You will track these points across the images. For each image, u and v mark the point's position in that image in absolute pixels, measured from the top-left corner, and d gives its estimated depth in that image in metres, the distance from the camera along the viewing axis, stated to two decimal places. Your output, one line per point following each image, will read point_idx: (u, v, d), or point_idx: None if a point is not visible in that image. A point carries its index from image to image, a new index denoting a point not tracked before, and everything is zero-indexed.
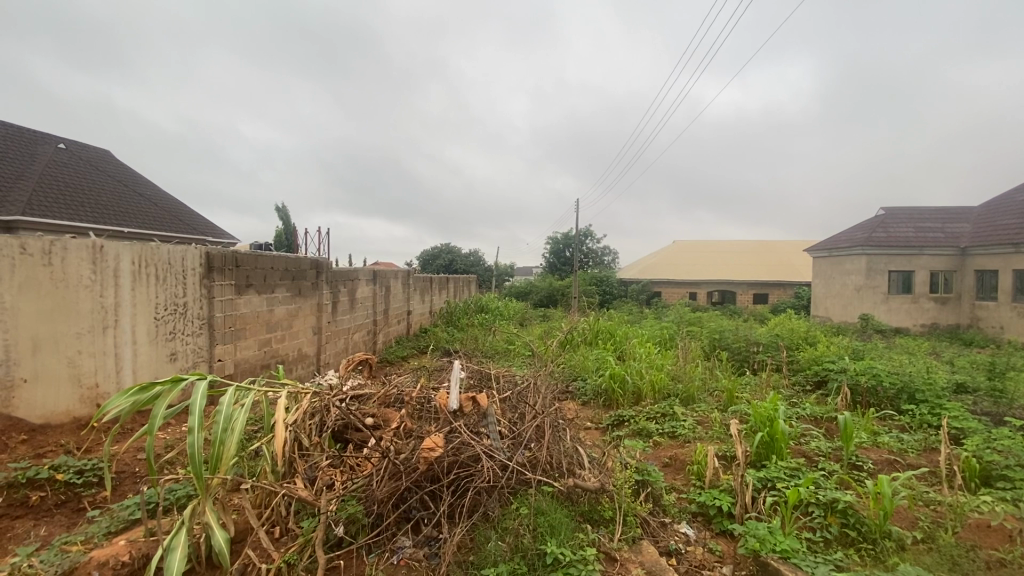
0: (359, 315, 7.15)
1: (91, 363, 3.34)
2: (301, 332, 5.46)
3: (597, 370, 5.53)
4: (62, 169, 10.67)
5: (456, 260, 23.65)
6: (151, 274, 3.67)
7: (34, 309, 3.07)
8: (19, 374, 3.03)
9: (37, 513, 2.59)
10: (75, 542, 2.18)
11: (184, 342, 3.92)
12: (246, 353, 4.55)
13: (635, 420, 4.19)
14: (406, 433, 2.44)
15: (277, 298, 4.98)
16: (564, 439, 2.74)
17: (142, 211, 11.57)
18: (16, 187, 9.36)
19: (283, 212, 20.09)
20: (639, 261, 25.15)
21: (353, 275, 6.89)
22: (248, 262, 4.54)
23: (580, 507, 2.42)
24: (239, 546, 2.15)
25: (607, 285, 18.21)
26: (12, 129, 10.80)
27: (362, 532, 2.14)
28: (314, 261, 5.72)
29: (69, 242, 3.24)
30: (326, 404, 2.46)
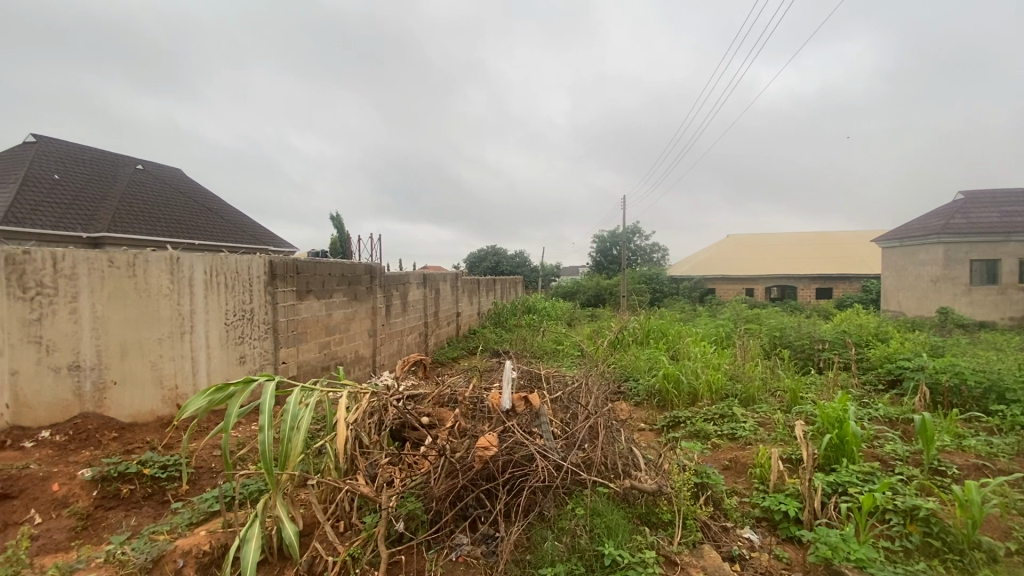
0: (411, 318, 7.34)
1: (171, 366, 3.62)
2: (357, 335, 5.67)
3: (649, 370, 5.42)
4: (140, 188, 11.60)
5: (502, 261, 23.81)
6: (221, 283, 3.92)
7: (121, 316, 3.37)
8: (110, 377, 3.33)
9: (128, 505, 2.83)
10: (161, 531, 2.37)
11: (251, 345, 4.16)
12: (308, 356, 4.77)
13: (691, 421, 4.07)
14: (460, 432, 2.48)
15: (335, 303, 5.19)
16: (619, 440, 2.70)
17: (210, 223, 12.40)
18: (104, 206, 10.29)
19: (336, 220, 20.89)
20: (691, 257, 24.41)
21: (404, 279, 7.08)
22: (308, 269, 4.76)
23: (637, 509, 2.38)
24: (308, 539, 2.26)
25: (657, 283, 17.80)
26: (98, 153, 11.85)
27: (421, 528, 2.20)
28: (368, 266, 5.92)
29: (150, 255, 3.53)
30: (383, 403, 2.54)
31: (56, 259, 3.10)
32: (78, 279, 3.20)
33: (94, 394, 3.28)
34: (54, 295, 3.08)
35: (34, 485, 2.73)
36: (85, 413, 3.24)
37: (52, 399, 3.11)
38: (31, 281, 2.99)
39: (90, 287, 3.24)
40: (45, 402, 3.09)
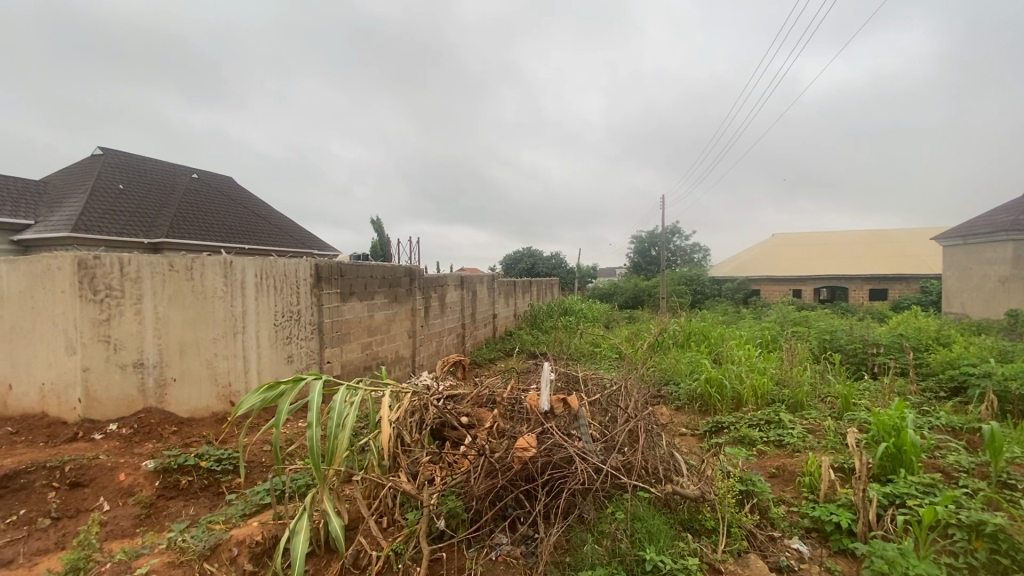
0: (449, 319, 7.44)
1: (225, 364, 3.82)
2: (397, 336, 5.80)
3: (691, 374, 5.30)
4: (195, 196, 12.25)
5: (538, 263, 23.80)
6: (270, 285, 4.08)
7: (179, 318, 3.63)
8: (170, 374, 3.62)
9: (186, 495, 3.00)
10: (218, 521, 2.50)
11: (298, 345, 4.33)
12: (352, 356, 4.92)
13: (736, 427, 3.95)
14: (499, 433, 2.49)
15: (376, 304, 5.33)
16: (660, 444, 2.65)
17: (259, 228, 12.96)
18: (164, 214, 10.95)
19: (376, 224, 21.42)
20: (733, 258, 23.69)
21: (442, 281, 7.19)
22: (351, 271, 4.90)
23: (679, 515, 2.34)
24: (353, 533, 2.34)
25: (698, 285, 17.36)
26: (157, 164, 12.59)
27: (462, 527, 2.23)
28: (408, 269, 6.05)
29: (206, 259, 3.74)
30: (424, 402, 2.59)
31: (122, 264, 3.44)
32: (142, 284, 3.50)
33: (156, 390, 3.57)
34: (119, 298, 3.43)
35: (103, 475, 3.01)
36: (148, 407, 3.54)
37: (121, 394, 3.47)
38: (99, 286, 3.36)
39: (153, 290, 3.53)
40: (114, 396, 3.45)
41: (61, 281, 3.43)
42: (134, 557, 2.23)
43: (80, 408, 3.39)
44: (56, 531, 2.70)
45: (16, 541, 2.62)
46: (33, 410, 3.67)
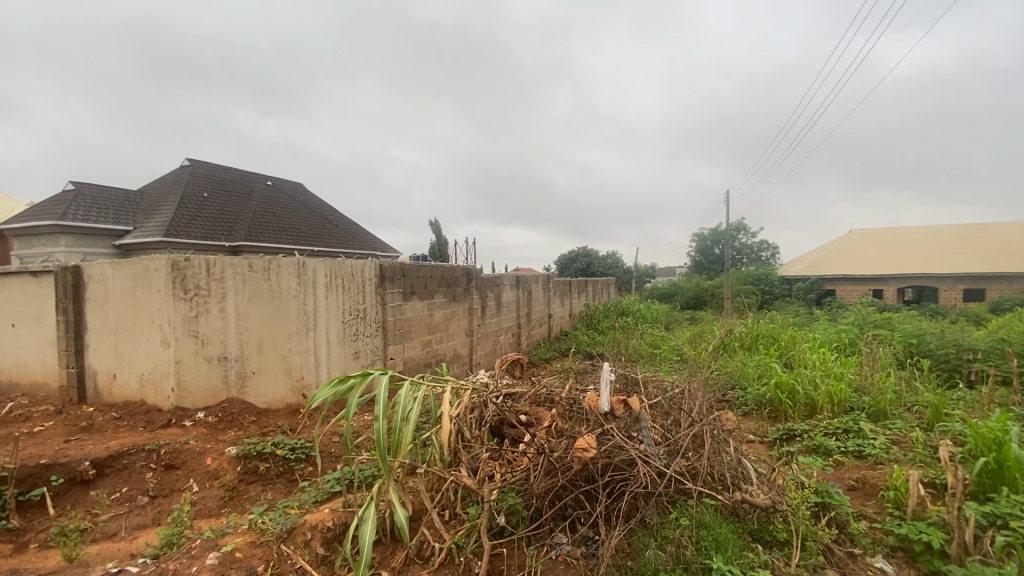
0: (505, 319, 7.52)
1: (299, 359, 4.09)
2: (456, 335, 5.92)
3: (759, 378, 5.04)
4: (270, 201, 13.08)
5: (594, 262, 23.51)
6: (339, 284, 4.27)
7: (258, 315, 3.94)
8: (250, 367, 3.94)
9: (264, 480, 3.21)
10: (293, 506, 2.66)
11: (365, 342, 4.49)
12: (413, 353, 5.06)
13: (809, 435, 3.72)
14: (558, 432, 2.49)
15: (436, 303, 5.46)
16: (726, 450, 2.55)
17: (326, 231, 13.65)
18: (243, 219, 11.78)
19: (435, 226, 21.94)
20: (804, 255, 22.33)
21: (499, 281, 7.27)
22: (412, 271, 5.02)
23: (748, 525, 2.25)
24: (416, 524, 2.41)
25: (766, 284, 16.50)
26: (236, 172, 13.54)
27: (522, 524, 2.25)
28: (465, 268, 6.15)
29: (282, 260, 4.03)
30: (484, 400, 2.63)
31: (208, 266, 3.79)
32: (226, 284, 3.82)
33: (238, 382, 3.91)
34: (206, 297, 3.78)
35: (193, 458, 3.29)
36: (231, 398, 3.88)
37: (207, 384, 3.84)
38: (189, 286, 3.73)
39: (235, 289, 3.85)
40: (201, 386, 3.82)
41: (158, 281, 3.80)
42: (220, 535, 2.41)
43: (173, 397, 3.80)
44: (153, 508, 2.99)
45: (120, 515, 2.93)
46: (134, 398, 4.07)
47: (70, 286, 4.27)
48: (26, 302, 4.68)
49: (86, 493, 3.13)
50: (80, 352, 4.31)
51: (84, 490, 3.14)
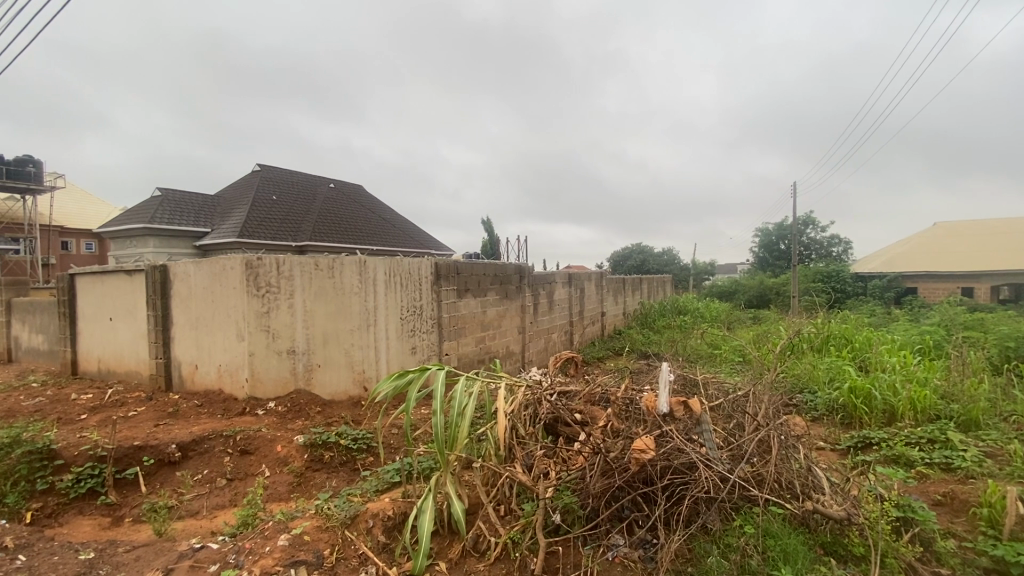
0: (558, 316, 7.49)
1: (360, 354, 4.27)
2: (508, 332, 5.96)
3: (831, 382, 4.73)
4: (332, 203, 13.70)
5: (648, 260, 22.94)
6: (397, 282, 4.40)
7: (323, 311, 4.17)
8: (315, 361, 4.17)
9: (329, 468, 3.38)
10: (356, 494, 2.78)
11: (421, 338, 4.59)
12: (467, 349, 5.13)
13: (888, 444, 3.46)
14: (614, 433, 2.44)
15: (489, 300, 5.51)
16: (795, 457, 2.42)
17: (384, 231, 14.12)
18: (308, 220, 12.40)
19: (487, 224, 22.13)
20: (881, 251, 20.72)
21: (551, 278, 7.24)
22: (466, 269, 5.05)
23: (820, 537, 2.12)
24: (473, 517, 2.45)
25: (837, 282, 15.47)
26: (302, 176, 14.27)
27: (578, 523, 2.24)
28: (518, 266, 6.17)
29: (345, 259, 4.22)
30: (538, 397, 2.62)
31: (278, 265, 4.07)
32: (294, 281, 4.09)
33: (305, 374, 4.15)
34: (276, 293, 4.07)
35: (265, 445, 3.51)
36: (298, 389, 4.13)
37: (277, 375, 4.12)
38: (262, 283, 4.05)
39: (302, 286, 4.10)
40: (272, 377, 4.11)
41: (234, 279, 4.13)
42: (290, 518, 2.55)
43: (247, 386, 4.10)
44: (230, 490, 3.21)
45: (202, 495, 3.17)
46: (213, 387, 4.38)
47: (158, 283, 4.65)
48: (121, 298, 5.15)
49: (172, 474, 3.41)
50: (167, 344, 4.69)
51: (171, 471, 3.43)
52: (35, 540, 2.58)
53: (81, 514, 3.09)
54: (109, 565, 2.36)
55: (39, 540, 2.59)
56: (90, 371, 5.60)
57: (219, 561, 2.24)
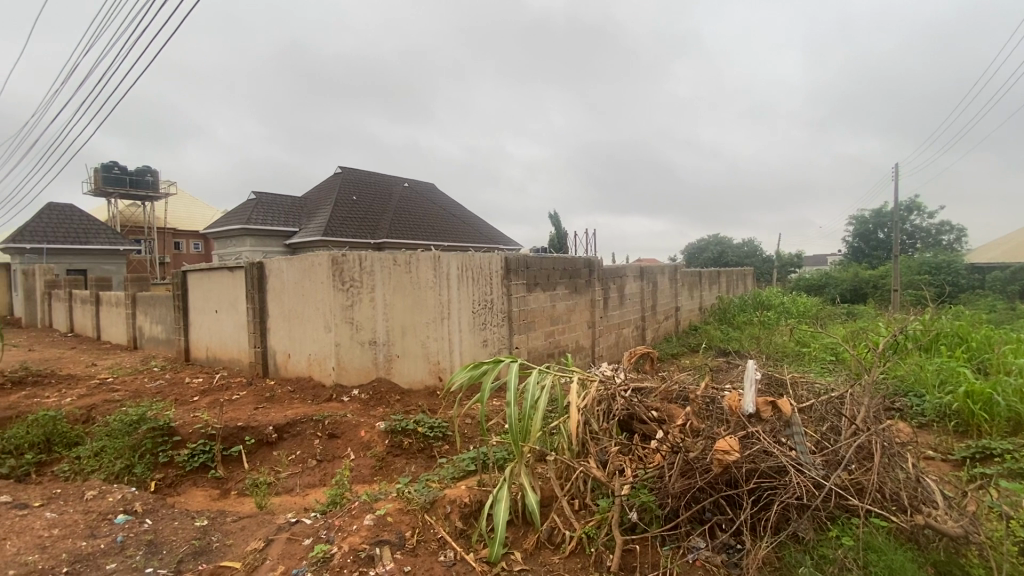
0: (629, 311, 7.32)
1: (436, 346, 4.46)
2: (578, 326, 5.91)
3: (941, 386, 4.26)
4: (406, 201, 14.25)
5: (727, 252, 21.77)
6: (469, 277, 4.50)
7: (400, 305, 4.39)
8: (395, 351, 4.41)
9: (408, 454, 3.54)
10: (434, 480, 2.89)
11: (492, 331, 4.62)
12: (537, 343, 5.14)
13: (1013, 457, 3.06)
14: (693, 432, 2.35)
15: (558, 294, 5.48)
16: (902, 466, 2.21)
17: (455, 227, 14.46)
18: (384, 218, 12.99)
19: (554, 218, 21.96)
20: (1004, 239, 18.26)
21: (622, 272, 7.08)
22: (535, 263, 5.06)
23: (932, 555, 1.93)
24: (547, 510, 2.47)
25: (948, 273, 13.85)
26: (378, 176, 14.96)
27: (656, 523, 2.18)
28: (587, 260, 6.09)
29: (421, 255, 4.40)
30: (612, 393, 2.57)
31: (361, 261, 4.34)
32: (374, 277, 4.35)
33: (385, 364, 4.41)
34: (359, 288, 4.34)
35: (350, 430, 3.75)
36: (379, 377, 4.41)
37: (360, 364, 4.41)
38: (346, 278, 4.33)
39: (382, 281, 4.36)
40: (356, 366, 4.41)
41: (322, 275, 4.43)
42: (374, 500, 2.70)
43: (334, 373, 4.42)
44: (320, 471, 3.46)
45: (296, 474, 3.44)
46: (303, 374, 4.73)
47: (255, 278, 5.07)
48: (225, 293, 5.69)
49: (270, 453, 3.73)
50: (264, 334, 5.12)
51: (268, 450, 3.74)
52: (159, 507, 2.92)
53: (195, 485, 3.46)
54: (219, 532, 2.62)
55: (162, 506, 2.94)
56: (200, 358, 6.24)
57: (313, 535, 2.42)
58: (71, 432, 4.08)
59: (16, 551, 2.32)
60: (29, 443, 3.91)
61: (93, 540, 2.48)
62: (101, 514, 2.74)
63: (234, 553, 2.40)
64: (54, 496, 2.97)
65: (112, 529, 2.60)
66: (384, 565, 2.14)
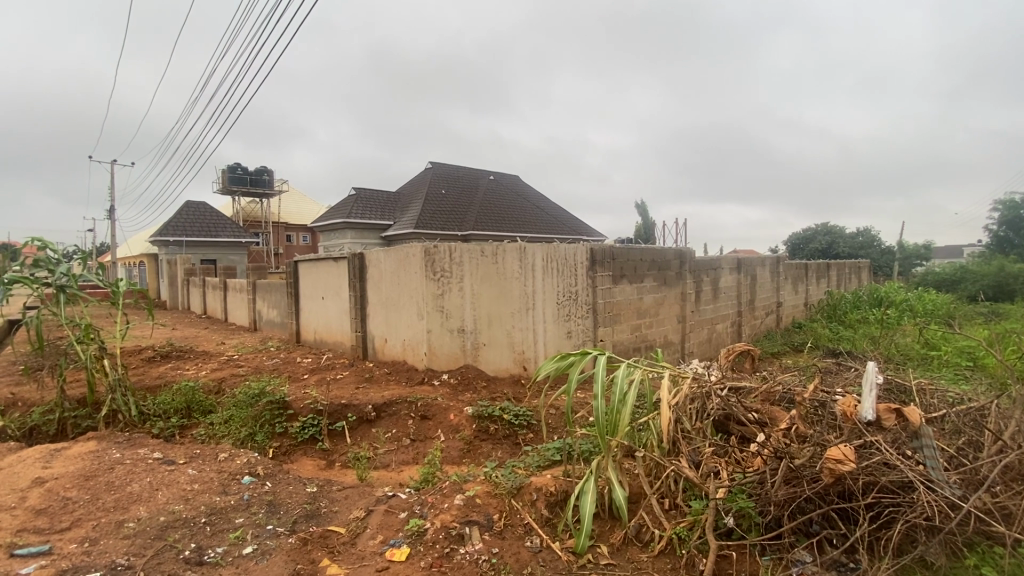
0: (723, 305, 6.90)
1: (521, 335, 4.53)
2: (667, 320, 5.68)
3: None
4: (493, 194, 14.53)
5: (838, 242, 19.70)
6: (554, 268, 4.50)
7: (487, 294, 4.50)
8: (481, 339, 4.55)
9: (494, 439, 3.64)
10: (521, 467, 2.94)
11: (577, 323, 4.62)
12: (623, 336, 5.03)
13: None
14: (799, 437, 2.18)
15: (646, 287, 5.30)
16: None
17: (541, 219, 14.50)
18: (471, 211, 13.34)
19: (641, 208, 21.21)
20: None
21: (716, 264, 6.69)
22: (622, 254, 4.93)
23: None
24: (635, 506, 2.42)
25: None
26: (466, 170, 15.37)
27: (755, 531, 2.05)
28: (678, 251, 5.82)
29: (507, 246, 4.47)
30: (706, 391, 2.44)
31: (451, 252, 4.49)
32: (463, 267, 4.49)
33: (473, 351, 4.57)
34: (449, 277, 4.50)
35: (440, 413, 3.94)
36: (467, 363, 4.57)
37: (449, 351, 4.59)
38: (437, 268, 4.51)
39: (470, 271, 4.49)
40: (445, 352, 4.59)
41: (415, 265, 4.66)
42: (463, 481, 2.81)
43: (426, 359, 4.64)
44: (413, 450, 3.67)
45: (391, 451, 3.68)
46: (399, 358, 5.03)
47: (356, 268, 5.45)
48: (330, 280, 6.17)
49: (369, 429, 4.01)
50: (364, 320, 5.50)
51: (367, 427, 4.02)
52: (277, 472, 3.27)
53: (305, 455, 3.82)
54: (327, 499, 2.88)
55: (279, 472, 3.28)
56: (309, 340, 6.85)
57: (408, 509, 2.57)
58: (206, 401, 4.68)
59: (166, 500, 2.71)
60: (175, 408, 4.55)
61: (225, 496, 2.84)
62: (230, 474, 3.11)
63: (339, 519, 2.63)
64: (194, 456, 3.42)
65: (240, 488, 2.95)
66: (473, 544, 2.22)
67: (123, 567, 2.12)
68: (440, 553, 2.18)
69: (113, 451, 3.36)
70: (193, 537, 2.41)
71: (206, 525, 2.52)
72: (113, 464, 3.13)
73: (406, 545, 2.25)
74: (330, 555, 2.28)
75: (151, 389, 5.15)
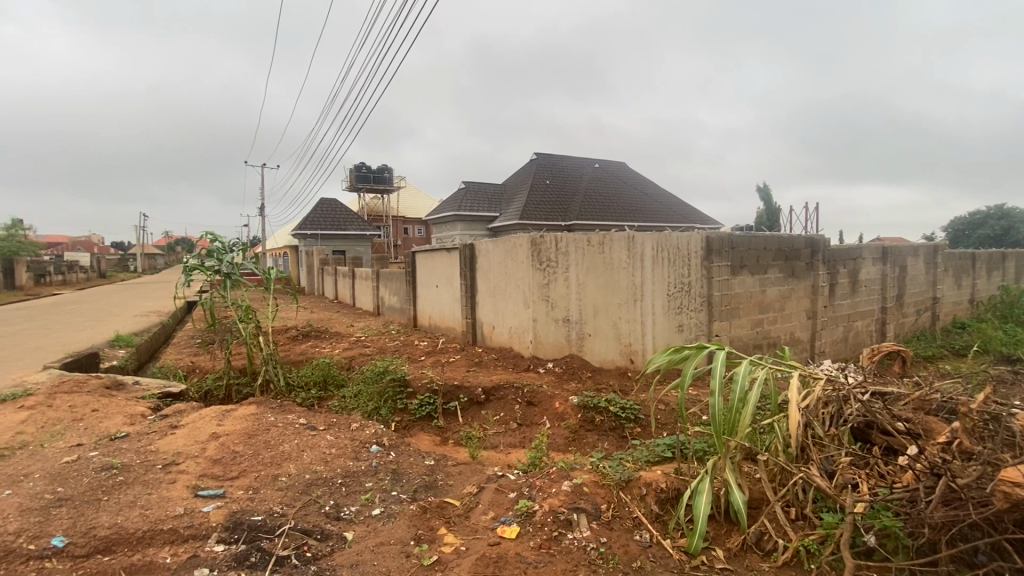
0: (863, 300, 6.13)
1: (628, 327, 4.43)
2: (794, 316, 5.19)
3: None
4: (599, 182, 14.30)
5: (1020, 227, 16.38)
6: (665, 258, 4.33)
7: (594, 285, 4.46)
8: (586, 330, 4.53)
9: (601, 431, 3.62)
10: (629, 460, 2.90)
11: (689, 316, 4.43)
12: (742, 332, 4.70)
13: None
14: (963, 454, 1.89)
15: (770, 278, 4.87)
16: None
17: (649, 207, 13.97)
18: (576, 200, 13.24)
19: (764, 193, 19.48)
20: None
21: (855, 254, 5.94)
22: (742, 243, 4.58)
23: None
24: (756, 512, 2.27)
25: None
26: (572, 159, 15.29)
27: (902, 554, 1.83)
28: (809, 239, 5.27)
29: (615, 235, 4.39)
30: (843, 395, 2.21)
31: (557, 242, 4.54)
32: (569, 257, 4.50)
33: (578, 341, 4.57)
34: (555, 267, 4.55)
35: (546, 400, 4.02)
36: (572, 353, 4.59)
37: (555, 340, 4.64)
38: (544, 258, 4.58)
39: (576, 262, 4.48)
40: (551, 341, 4.65)
41: (522, 255, 4.76)
42: (570, 468, 2.84)
43: (532, 347, 4.74)
44: (520, 434, 3.79)
45: (500, 433, 3.83)
46: (506, 345, 5.19)
47: (467, 258, 5.70)
48: (443, 270, 6.54)
49: (479, 411, 4.21)
50: (474, 307, 5.75)
51: (477, 409, 4.23)
52: (399, 444, 3.57)
53: (423, 430, 4.12)
54: (443, 472, 3.09)
55: (402, 444, 3.58)
56: (425, 325, 7.34)
57: (517, 490, 2.67)
58: (339, 376, 5.24)
59: (310, 461, 3.10)
60: (314, 381, 5.16)
61: (357, 461, 3.17)
62: (360, 442, 3.47)
63: (454, 493, 2.81)
64: (331, 424, 3.86)
65: (369, 455, 3.28)
66: (580, 531, 2.25)
67: (279, 514, 2.47)
68: (548, 536, 2.24)
69: (268, 415, 3.91)
70: (332, 494, 2.74)
71: (341, 486, 2.84)
72: (269, 426, 3.65)
73: (515, 524, 2.35)
74: (447, 525, 2.45)
75: (295, 363, 5.88)
